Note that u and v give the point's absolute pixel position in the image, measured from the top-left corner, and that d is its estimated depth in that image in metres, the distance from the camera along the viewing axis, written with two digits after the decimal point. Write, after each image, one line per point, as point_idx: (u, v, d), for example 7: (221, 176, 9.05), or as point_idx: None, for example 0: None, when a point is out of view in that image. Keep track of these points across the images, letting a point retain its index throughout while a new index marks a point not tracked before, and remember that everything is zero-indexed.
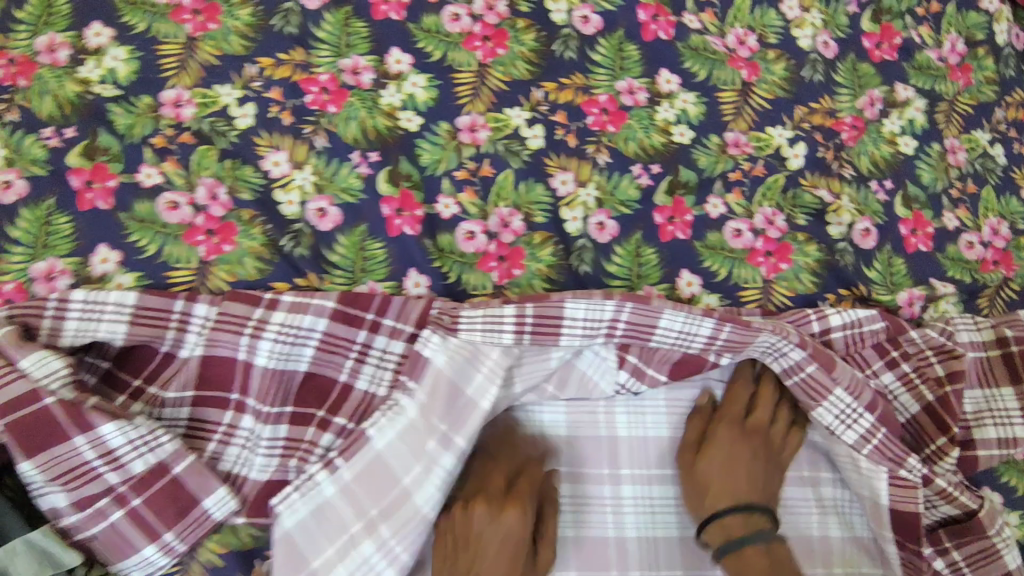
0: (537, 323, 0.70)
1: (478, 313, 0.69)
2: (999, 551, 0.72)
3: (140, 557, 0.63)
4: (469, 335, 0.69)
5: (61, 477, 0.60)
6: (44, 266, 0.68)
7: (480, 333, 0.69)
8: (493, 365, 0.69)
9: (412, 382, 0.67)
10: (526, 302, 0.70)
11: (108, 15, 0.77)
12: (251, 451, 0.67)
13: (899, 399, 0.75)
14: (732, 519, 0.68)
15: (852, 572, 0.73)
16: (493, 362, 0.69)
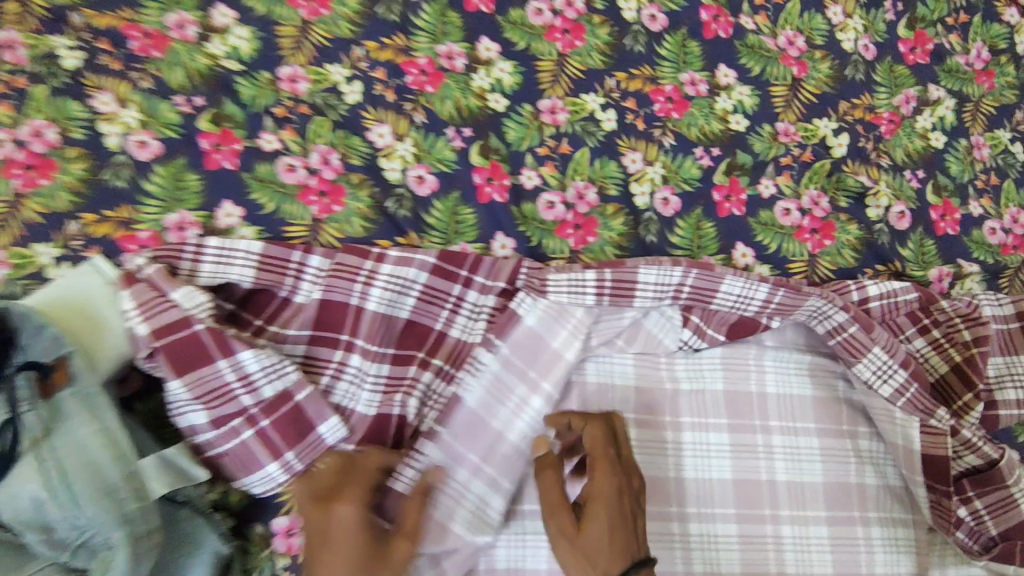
0: (614, 287, 0.80)
1: (563, 278, 0.79)
2: (1016, 499, 0.82)
3: (264, 473, 0.71)
4: (557, 296, 0.80)
5: (203, 397, 0.68)
6: (176, 218, 0.77)
7: (566, 293, 0.79)
8: (577, 323, 0.80)
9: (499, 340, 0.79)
10: (604, 266, 0.80)
11: None
12: (358, 386, 0.76)
13: (930, 361, 0.83)
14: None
15: (887, 515, 0.83)
16: (577, 320, 0.80)
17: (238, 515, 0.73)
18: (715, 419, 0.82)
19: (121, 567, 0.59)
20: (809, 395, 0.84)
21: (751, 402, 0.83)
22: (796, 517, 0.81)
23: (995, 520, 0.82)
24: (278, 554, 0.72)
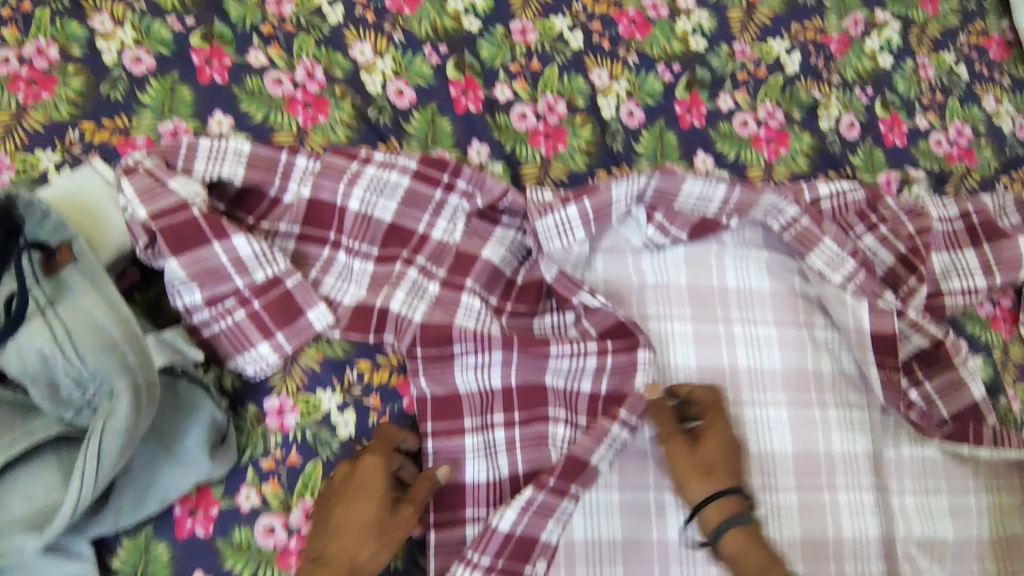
0: (595, 212, 0.83)
1: (552, 221, 0.80)
2: (965, 382, 0.88)
3: (255, 353, 0.76)
4: (549, 240, 0.80)
5: (198, 276, 0.73)
6: (170, 125, 0.82)
7: (556, 232, 0.80)
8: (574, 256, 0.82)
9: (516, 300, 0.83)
10: (581, 196, 0.81)
11: None
12: (346, 281, 0.80)
13: (878, 254, 0.89)
14: (711, 505, 0.76)
15: (843, 399, 0.88)
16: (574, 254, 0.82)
17: (232, 396, 0.78)
18: (680, 311, 0.88)
19: (122, 413, 0.62)
20: (767, 289, 0.90)
21: (713, 295, 0.89)
22: (757, 399, 0.87)
23: (945, 401, 0.89)
24: (271, 432, 0.78)
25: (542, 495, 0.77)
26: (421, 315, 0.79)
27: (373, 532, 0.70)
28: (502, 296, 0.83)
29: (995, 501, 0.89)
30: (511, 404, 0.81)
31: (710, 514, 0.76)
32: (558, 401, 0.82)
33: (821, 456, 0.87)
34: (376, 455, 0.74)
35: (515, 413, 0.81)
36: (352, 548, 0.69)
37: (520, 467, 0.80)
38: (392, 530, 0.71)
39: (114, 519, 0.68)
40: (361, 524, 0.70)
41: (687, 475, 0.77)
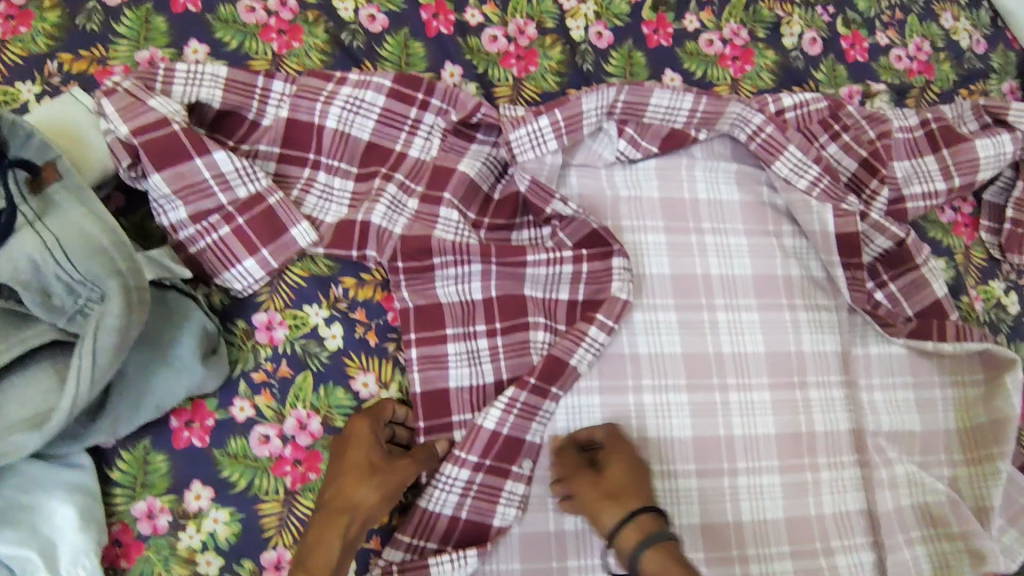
0: (567, 123, 0.84)
1: (524, 132, 0.82)
2: (928, 281, 0.92)
3: (242, 269, 0.78)
4: (523, 154, 0.83)
5: (181, 191, 0.75)
6: (147, 54, 0.84)
7: (530, 144, 0.83)
8: (550, 168, 0.84)
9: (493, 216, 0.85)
10: (552, 109, 0.84)
11: None
12: (327, 199, 0.83)
13: (841, 162, 0.92)
14: (626, 526, 0.70)
15: (811, 302, 0.92)
16: (549, 165, 0.84)
17: (221, 314, 0.80)
18: (653, 223, 0.91)
19: (114, 313, 0.65)
20: (737, 200, 0.93)
21: (684, 207, 0.92)
22: (728, 304, 0.90)
23: (908, 300, 0.93)
24: (261, 346, 0.80)
25: (525, 394, 0.80)
26: (401, 228, 0.81)
27: (365, 472, 0.71)
28: (479, 211, 0.85)
29: (961, 395, 0.93)
30: (492, 315, 0.84)
31: (626, 537, 0.70)
32: (537, 308, 0.85)
33: (793, 355, 0.90)
34: (362, 417, 0.76)
35: (497, 322, 0.84)
36: (347, 490, 0.70)
37: (504, 372, 0.83)
38: (385, 471, 0.72)
39: (111, 426, 0.70)
40: (352, 468, 0.72)
41: (597, 506, 0.72)
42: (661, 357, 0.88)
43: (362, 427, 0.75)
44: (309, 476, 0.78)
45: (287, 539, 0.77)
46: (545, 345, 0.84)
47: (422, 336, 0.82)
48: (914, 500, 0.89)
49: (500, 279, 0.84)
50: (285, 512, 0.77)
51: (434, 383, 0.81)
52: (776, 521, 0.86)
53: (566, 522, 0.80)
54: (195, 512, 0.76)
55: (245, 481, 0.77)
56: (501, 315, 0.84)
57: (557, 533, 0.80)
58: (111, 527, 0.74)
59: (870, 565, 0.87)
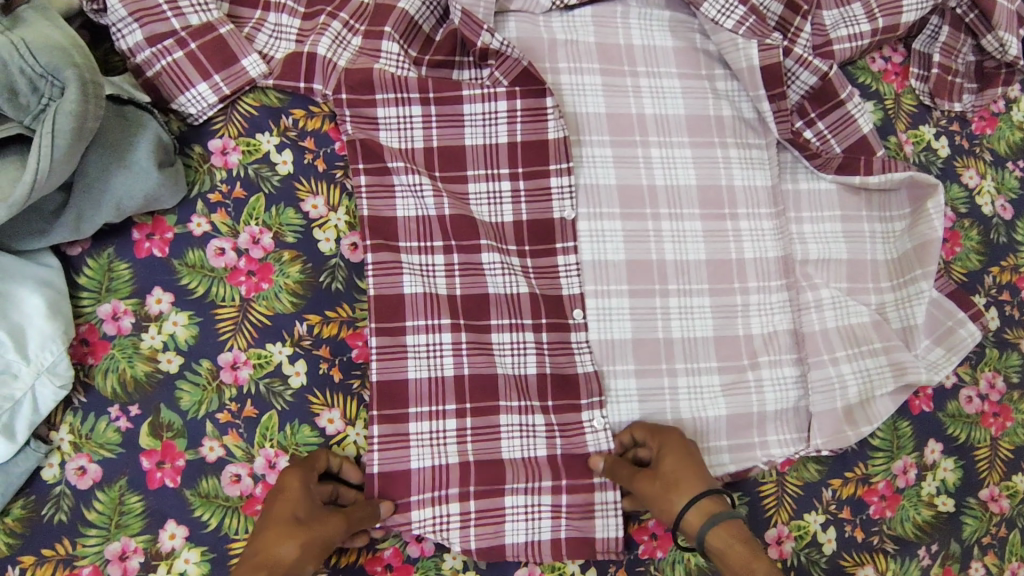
0: None
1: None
2: (853, 118, 0.96)
3: (195, 93, 0.83)
4: None
5: (137, 14, 0.81)
6: None
7: None
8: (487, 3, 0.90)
9: (431, 56, 0.90)
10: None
11: None
12: (278, 37, 0.88)
13: (769, 7, 0.96)
14: (692, 508, 0.75)
15: (742, 142, 0.96)
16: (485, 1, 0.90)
17: (179, 139, 0.85)
18: (589, 66, 0.95)
19: (71, 99, 0.71)
20: (671, 45, 0.98)
21: (620, 52, 0.96)
22: (661, 140, 0.95)
23: (837, 138, 0.97)
24: (216, 169, 0.85)
25: (518, 246, 0.89)
26: (344, 62, 0.87)
27: (291, 530, 0.70)
28: (421, 50, 0.90)
29: (887, 230, 0.97)
30: (432, 163, 0.89)
31: (692, 518, 0.75)
32: (477, 161, 0.90)
33: (723, 188, 0.94)
34: (293, 472, 0.76)
35: (436, 169, 0.89)
36: (269, 542, 0.69)
37: (446, 211, 0.88)
38: (314, 527, 0.71)
39: (75, 224, 0.76)
40: (279, 522, 0.71)
41: (662, 497, 0.77)
42: (597, 190, 0.92)
43: (294, 482, 0.75)
44: (262, 286, 0.83)
45: (242, 342, 0.82)
46: (486, 195, 0.90)
47: (368, 168, 0.87)
48: (839, 321, 0.92)
49: (440, 127, 0.90)
50: (240, 316, 0.82)
51: (380, 210, 0.87)
52: (705, 339, 0.90)
53: (528, 366, 0.87)
54: (157, 315, 0.81)
55: (202, 289, 0.82)
56: (440, 164, 0.90)
57: (516, 375, 0.86)
58: (79, 327, 0.80)
59: (794, 379, 0.90)
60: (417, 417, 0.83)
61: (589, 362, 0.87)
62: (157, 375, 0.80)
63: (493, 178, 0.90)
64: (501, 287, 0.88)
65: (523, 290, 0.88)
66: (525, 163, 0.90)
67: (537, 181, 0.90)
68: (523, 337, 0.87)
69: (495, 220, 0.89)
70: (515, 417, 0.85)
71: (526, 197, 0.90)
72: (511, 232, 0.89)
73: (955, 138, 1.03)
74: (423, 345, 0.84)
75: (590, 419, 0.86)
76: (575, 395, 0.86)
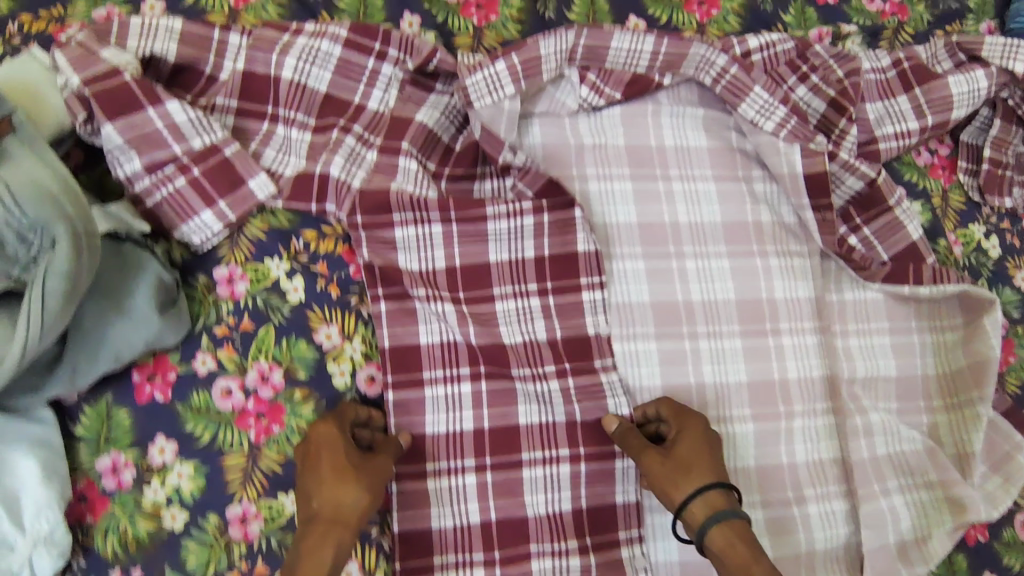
0: (524, 67, 0.83)
1: (480, 77, 0.81)
2: (902, 223, 0.90)
3: (199, 221, 0.77)
4: (483, 104, 0.82)
5: (135, 141, 0.74)
6: (102, 11, 0.83)
7: (485, 88, 0.82)
8: (510, 112, 0.83)
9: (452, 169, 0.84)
10: (509, 53, 0.83)
11: None
12: (286, 152, 0.81)
13: (810, 104, 0.90)
14: (698, 499, 0.71)
15: (783, 248, 0.90)
16: (508, 109, 0.83)
17: (182, 268, 0.78)
18: (618, 171, 0.89)
19: (63, 258, 0.64)
20: (705, 146, 0.91)
21: (651, 154, 0.90)
22: (697, 249, 0.88)
23: (884, 244, 0.91)
24: (222, 300, 0.78)
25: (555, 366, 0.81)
26: (360, 181, 0.81)
27: (349, 475, 0.69)
28: (440, 162, 0.85)
29: (938, 340, 0.91)
30: (455, 284, 0.82)
31: (694, 511, 0.71)
32: (503, 277, 0.82)
33: (764, 302, 0.88)
34: (326, 419, 0.74)
35: (461, 291, 0.82)
36: (335, 495, 0.68)
37: (473, 337, 0.80)
38: (369, 472, 0.70)
39: (70, 377, 0.70)
40: (334, 471, 0.69)
41: (670, 479, 0.72)
42: (630, 308, 0.85)
43: (329, 428, 0.73)
44: (273, 429, 0.77)
45: (252, 492, 0.76)
46: (516, 313, 0.82)
47: (388, 294, 0.81)
48: (889, 448, 0.86)
49: (462, 244, 0.82)
50: (249, 465, 0.76)
51: (401, 338, 0.80)
52: (747, 470, 0.84)
53: (562, 503, 0.80)
54: (160, 466, 0.75)
55: (209, 435, 0.76)
56: (464, 284, 0.82)
57: (549, 512, 0.80)
58: (76, 483, 0.74)
59: (843, 514, 0.85)
60: (443, 568, 0.78)
61: (632, 490, 0.81)
62: (162, 533, 0.74)
63: (521, 295, 0.82)
64: (535, 416, 0.81)
65: (560, 419, 0.81)
66: (554, 278, 0.82)
67: (568, 297, 0.82)
68: (558, 470, 0.81)
69: (528, 340, 0.81)
70: (549, 562, 0.79)
71: (558, 314, 0.82)
72: (548, 353, 0.81)
73: (1006, 237, 0.97)
74: (445, 490, 0.79)
75: (630, 554, 0.81)
76: (612, 530, 0.81)
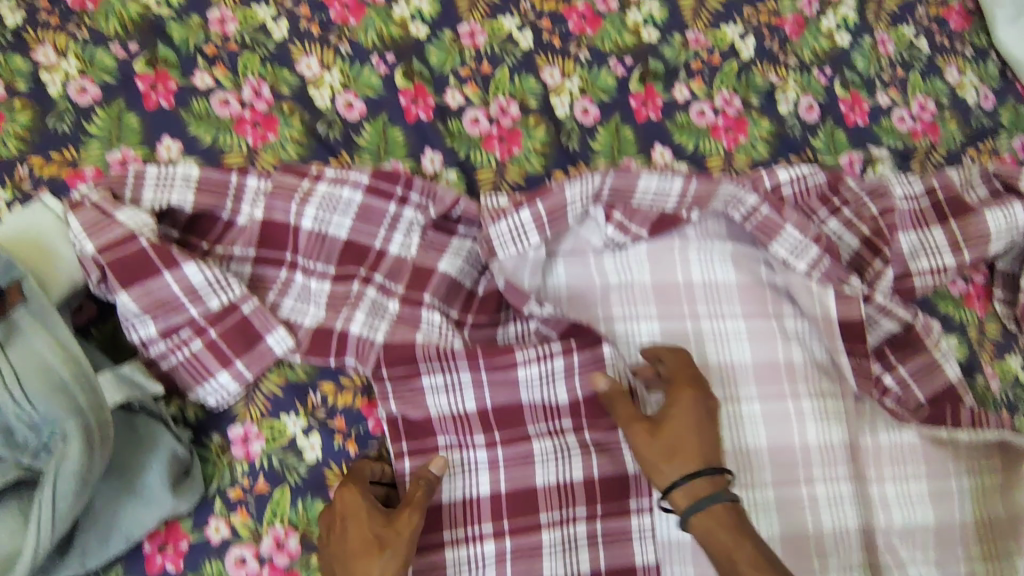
0: (550, 215, 0.82)
1: (505, 226, 0.80)
2: (939, 365, 0.88)
3: (215, 383, 0.74)
4: (506, 253, 0.81)
5: (150, 307, 0.72)
6: (118, 154, 0.81)
7: (511, 238, 0.81)
8: (535, 261, 0.82)
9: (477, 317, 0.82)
10: (535, 199, 0.82)
11: None
12: (305, 301, 0.79)
13: (843, 239, 0.88)
14: (681, 487, 0.71)
15: (816, 389, 0.87)
16: (534, 258, 0.82)
17: (196, 427, 0.76)
18: (645, 310, 0.86)
19: (74, 456, 0.62)
20: (734, 281, 0.88)
21: (679, 292, 0.87)
22: (729, 395, 0.85)
23: (920, 384, 0.88)
24: (237, 461, 0.75)
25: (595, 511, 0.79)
26: (382, 335, 0.78)
27: (375, 548, 0.67)
28: (463, 308, 0.82)
29: (980, 485, 0.86)
30: (489, 425, 0.79)
31: (677, 498, 0.71)
32: (537, 416, 0.79)
33: (796, 449, 0.85)
34: (347, 484, 0.72)
35: (495, 433, 0.79)
36: (362, 570, 0.67)
37: (502, 486, 0.78)
38: (396, 543, 0.68)
39: (80, 560, 0.68)
40: (361, 544, 0.68)
41: (652, 464, 0.72)
42: None
43: (351, 498, 0.71)
44: None
45: None
46: (554, 452, 0.79)
47: (414, 450, 0.77)
48: None
49: (493, 386, 0.79)
50: None
51: (425, 497, 0.76)
52: None
53: None
54: None
55: None
56: (498, 425, 0.79)
57: None
58: None
59: None
60: None
61: None
62: None
63: (557, 433, 0.79)
64: (562, 569, 0.77)
65: (586, 569, 0.77)
66: (589, 417, 0.79)
67: (604, 434, 0.80)
68: None
69: (563, 481, 0.78)
70: None
71: (596, 451, 0.79)
72: (582, 494, 0.78)
73: None
74: None
75: None
76: None
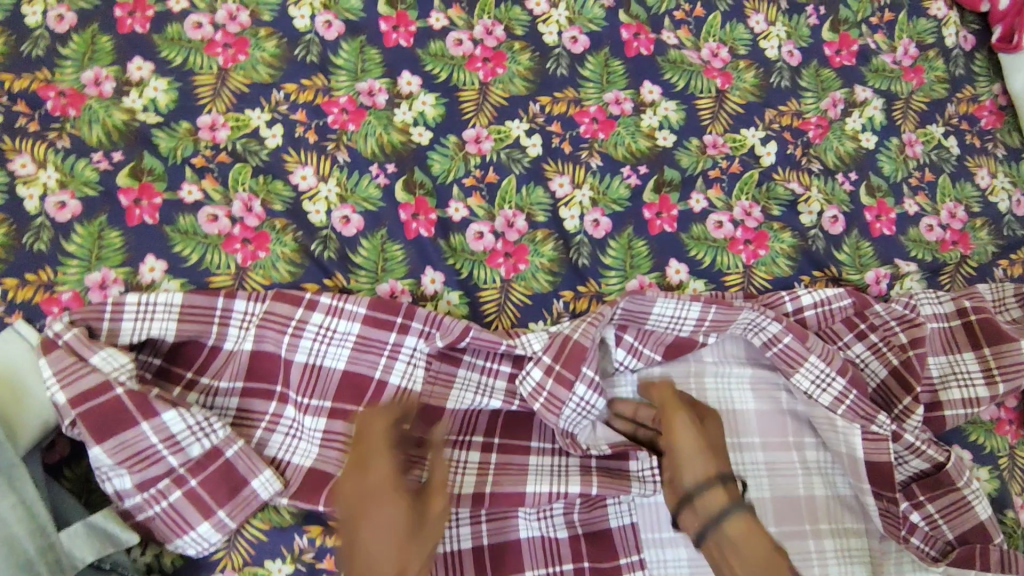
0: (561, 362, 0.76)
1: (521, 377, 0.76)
2: (971, 504, 0.81)
3: (194, 535, 0.68)
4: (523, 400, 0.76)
5: (126, 461, 0.67)
6: (98, 276, 0.75)
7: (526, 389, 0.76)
8: None
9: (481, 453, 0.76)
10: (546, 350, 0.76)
11: (159, 65, 0.85)
12: (296, 438, 0.74)
13: (869, 365, 0.84)
14: (717, 485, 0.66)
15: (838, 527, 0.80)
16: None
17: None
18: None
19: None
20: (752, 408, 0.83)
21: None
22: None
23: (950, 524, 0.81)
24: None
25: None
26: None
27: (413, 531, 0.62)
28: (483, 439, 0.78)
29: None
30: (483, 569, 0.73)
31: (715, 492, 0.66)
32: (536, 559, 0.74)
33: None
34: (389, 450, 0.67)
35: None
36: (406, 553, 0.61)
37: None
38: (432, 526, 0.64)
39: None
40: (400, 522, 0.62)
41: (698, 451, 0.68)
42: None
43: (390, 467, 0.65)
44: None
45: None
46: None
47: None
48: None
49: (491, 520, 0.75)
50: None
51: None
52: None
53: None
54: None
55: None
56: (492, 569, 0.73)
57: None
58: None
59: None
60: None
61: None
62: None
63: None
64: None
65: None
66: (591, 558, 0.75)
67: None
68: None
69: None
70: None
71: None
72: None
73: None
74: None
75: None
76: None
